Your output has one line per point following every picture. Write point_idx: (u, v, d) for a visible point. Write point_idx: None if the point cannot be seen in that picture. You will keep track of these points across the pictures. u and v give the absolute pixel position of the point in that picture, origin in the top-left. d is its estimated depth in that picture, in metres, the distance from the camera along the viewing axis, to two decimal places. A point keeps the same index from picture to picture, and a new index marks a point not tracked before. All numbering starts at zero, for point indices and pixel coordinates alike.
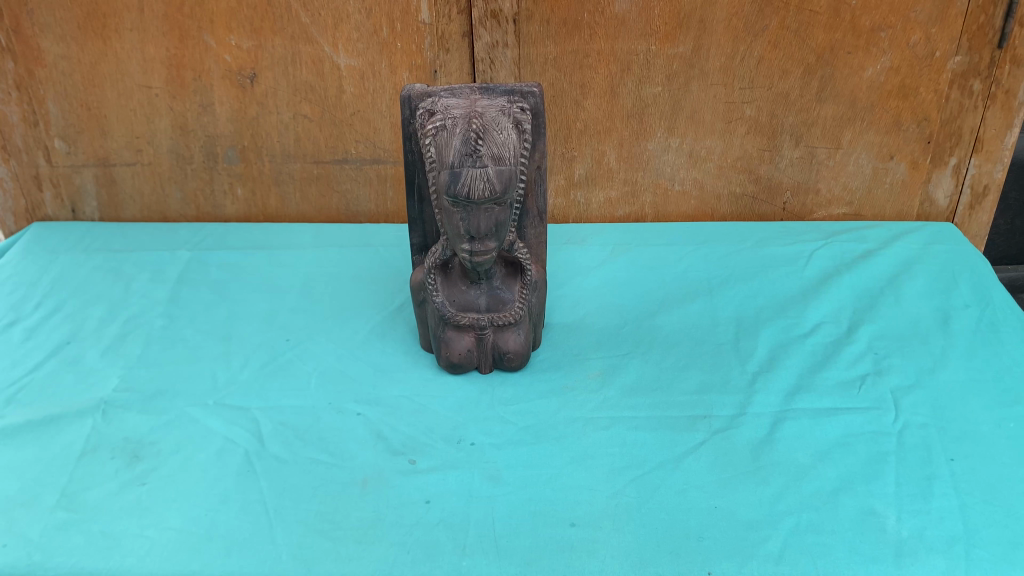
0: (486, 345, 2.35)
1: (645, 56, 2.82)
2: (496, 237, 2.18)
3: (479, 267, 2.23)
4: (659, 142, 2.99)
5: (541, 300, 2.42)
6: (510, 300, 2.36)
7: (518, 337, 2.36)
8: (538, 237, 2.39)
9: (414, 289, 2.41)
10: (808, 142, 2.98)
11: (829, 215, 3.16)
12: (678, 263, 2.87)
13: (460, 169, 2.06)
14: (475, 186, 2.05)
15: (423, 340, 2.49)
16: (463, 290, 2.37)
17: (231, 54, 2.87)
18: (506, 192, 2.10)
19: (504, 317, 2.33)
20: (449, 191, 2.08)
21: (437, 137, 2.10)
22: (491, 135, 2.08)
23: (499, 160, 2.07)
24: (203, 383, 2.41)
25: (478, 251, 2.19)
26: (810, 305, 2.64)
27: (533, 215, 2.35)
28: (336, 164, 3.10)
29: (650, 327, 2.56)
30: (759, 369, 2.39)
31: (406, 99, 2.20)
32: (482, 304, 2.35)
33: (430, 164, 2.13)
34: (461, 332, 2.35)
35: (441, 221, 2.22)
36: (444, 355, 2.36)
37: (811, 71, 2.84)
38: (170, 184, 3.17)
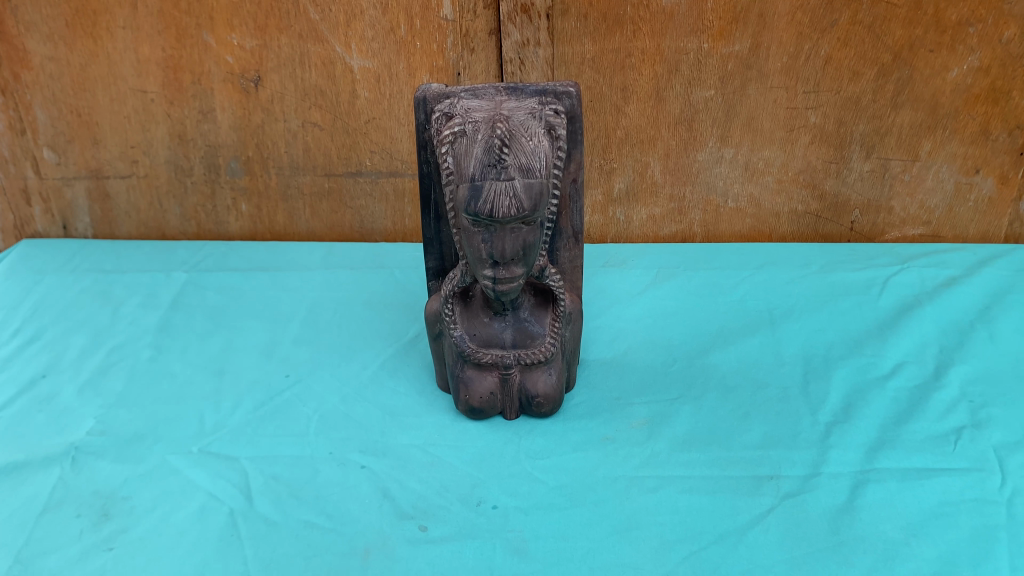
0: (512, 386, 2.02)
1: (695, 55, 2.48)
2: (524, 261, 1.86)
3: (504, 296, 1.90)
4: (711, 152, 2.65)
5: (576, 335, 2.09)
6: (541, 334, 2.03)
7: (549, 379, 2.02)
8: (573, 261, 2.06)
9: (429, 320, 2.08)
10: (881, 153, 2.62)
11: (902, 237, 2.78)
12: (732, 291, 2.51)
13: (481, 183, 1.74)
14: (500, 203, 1.73)
15: (439, 379, 2.16)
16: (485, 323, 2.04)
17: (234, 56, 2.59)
18: (535, 211, 1.78)
19: (533, 355, 2.00)
20: (469, 209, 1.76)
21: (455, 145, 1.78)
22: (519, 142, 1.75)
23: (528, 172, 1.75)
24: (187, 426, 2.10)
25: (502, 279, 1.87)
26: (889, 342, 2.27)
27: (568, 235, 2.02)
28: (348, 177, 2.80)
29: (702, 367, 2.21)
30: (832, 420, 2.03)
31: (421, 101, 1.88)
32: (508, 339, 2.02)
33: (447, 176, 1.81)
34: (483, 371, 2.02)
35: (460, 243, 1.90)
36: (463, 398, 2.04)
37: (886, 73, 2.48)
38: (168, 199, 2.89)
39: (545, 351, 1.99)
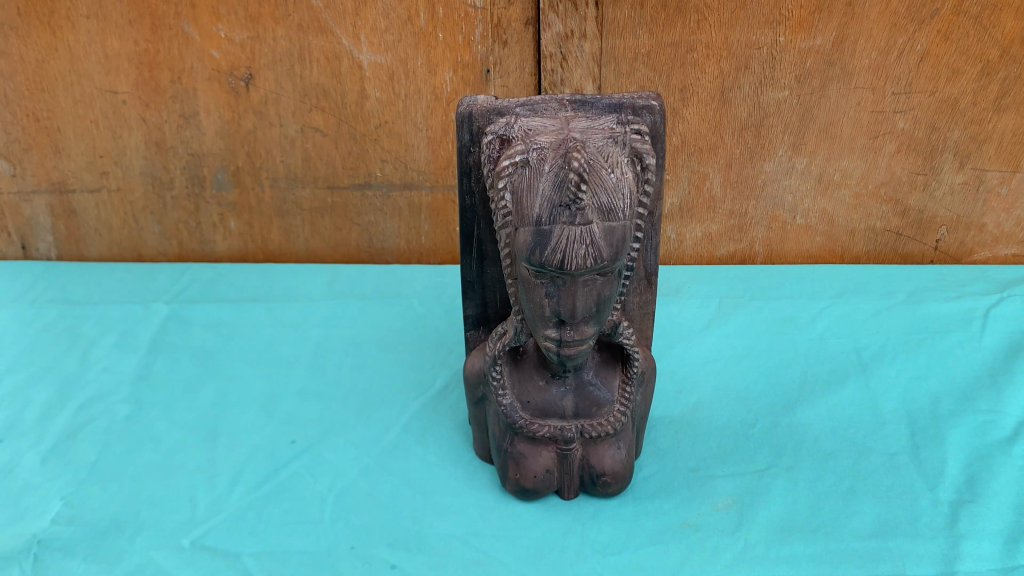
0: (573, 463, 1.66)
1: (769, 49, 2.11)
2: (596, 319, 1.49)
3: (569, 360, 1.54)
4: (780, 162, 2.28)
5: (646, 397, 1.73)
6: (607, 399, 1.67)
7: (618, 454, 1.67)
8: (645, 309, 1.70)
9: (468, 381, 1.72)
10: (977, 163, 2.27)
11: (993, 256, 2.45)
12: (810, 327, 2.17)
13: (550, 227, 1.37)
14: (575, 254, 1.36)
15: (479, 447, 1.80)
16: (540, 386, 1.67)
17: (221, 50, 2.18)
18: (615, 260, 1.41)
19: (600, 427, 1.64)
20: (533, 259, 1.39)
21: (515, 178, 1.41)
22: (598, 175, 1.38)
23: (609, 213, 1.38)
24: (176, 510, 1.71)
25: (569, 341, 1.50)
26: (1006, 393, 1.93)
27: (641, 279, 1.66)
28: (355, 190, 2.40)
29: (790, 428, 1.87)
30: (956, 499, 1.69)
31: (466, 119, 1.50)
32: (568, 407, 1.66)
33: (502, 215, 1.44)
34: (538, 445, 1.66)
35: (514, 294, 1.54)
36: (512, 478, 1.67)
37: (991, 71, 2.12)
38: (145, 216, 2.48)
39: (615, 422, 1.63)
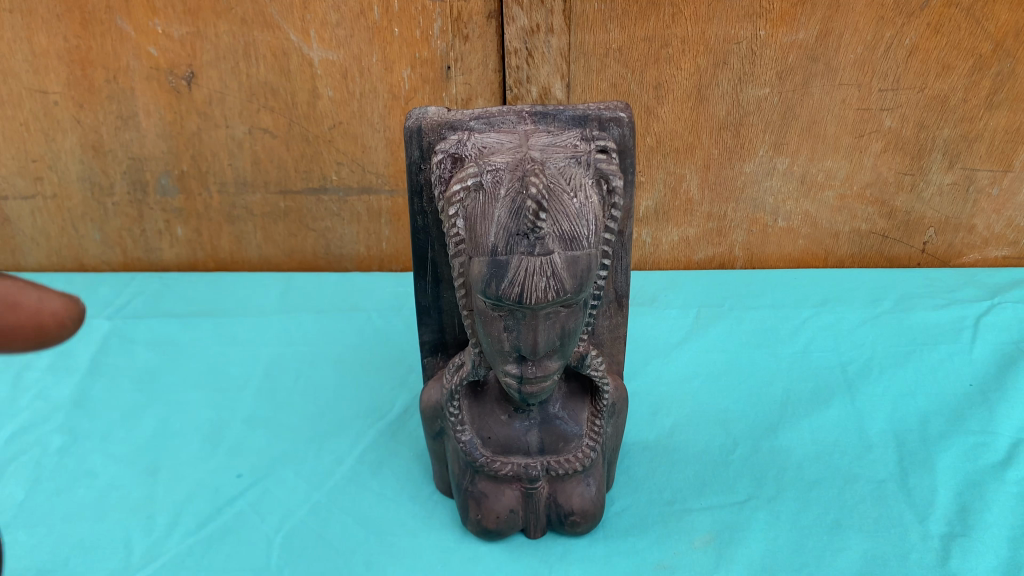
0: (539, 502, 1.54)
1: (749, 44, 1.97)
2: (561, 353, 1.36)
3: (532, 396, 1.41)
4: (761, 162, 2.15)
5: (618, 427, 1.61)
6: (575, 433, 1.55)
7: (587, 492, 1.55)
8: (615, 334, 1.57)
9: (425, 414, 1.58)
10: (967, 163, 2.15)
11: (982, 259, 2.35)
12: (792, 339, 2.06)
13: (507, 257, 1.22)
14: (534, 287, 1.22)
15: (439, 481, 1.67)
16: (502, 420, 1.55)
17: (159, 46, 2.01)
18: (579, 292, 1.27)
19: (567, 464, 1.52)
20: (489, 292, 1.24)
21: (467, 202, 1.27)
22: (559, 200, 1.24)
23: (572, 241, 1.24)
24: (110, 557, 1.56)
25: (531, 377, 1.37)
26: (998, 412, 1.82)
27: (610, 302, 1.53)
28: (310, 194, 2.24)
29: (772, 453, 1.76)
30: (947, 532, 1.56)
31: (415, 135, 1.36)
32: (533, 442, 1.54)
33: (454, 243, 1.29)
34: (501, 483, 1.53)
35: (471, 326, 1.40)
36: (473, 518, 1.55)
37: (983, 66, 1.99)
38: (85, 223, 2.32)
39: (584, 458, 1.51)
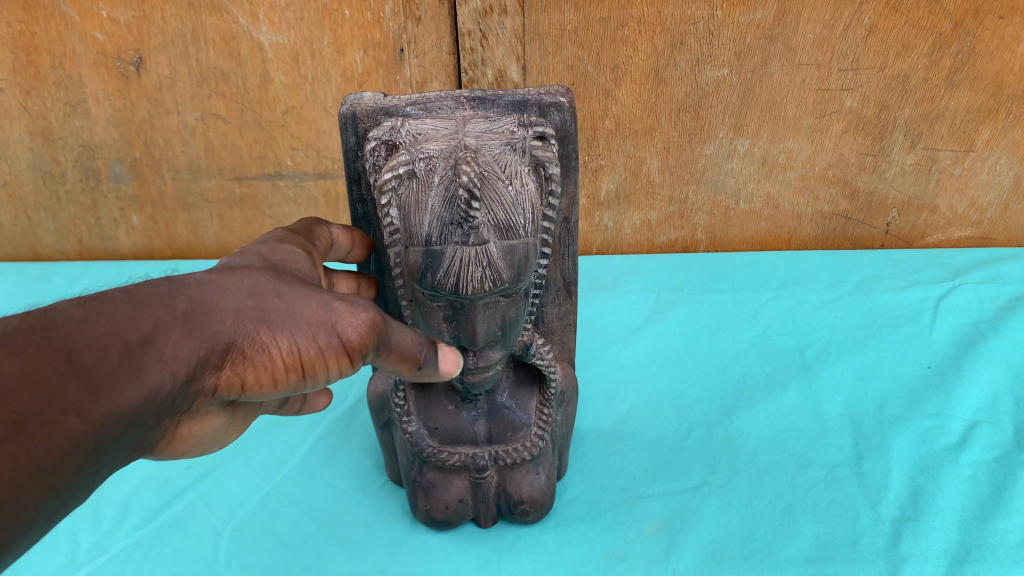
0: (488, 491, 1.52)
1: (706, 24, 1.94)
2: (503, 344, 1.34)
3: (475, 387, 1.39)
4: (721, 145, 2.13)
5: (568, 415, 1.60)
6: (524, 422, 1.53)
7: (537, 480, 1.53)
8: (565, 321, 1.55)
9: (373, 405, 1.57)
10: (929, 143, 2.14)
11: (946, 239, 2.35)
12: (752, 323, 2.05)
13: (441, 247, 1.20)
14: (470, 277, 1.19)
15: (392, 471, 1.67)
16: (449, 409, 1.53)
17: (105, 31, 1.97)
18: (518, 281, 1.25)
19: (516, 452, 1.50)
20: (426, 282, 1.22)
21: (401, 190, 1.24)
22: (493, 189, 1.21)
23: (507, 231, 1.21)
24: (56, 551, 1.53)
25: (474, 369, 1.34)
26: (953, 395, 1.81)
27: (558, 289, 1.51)
28: (265, 180, 2.20)
29: (727, 437, 1.75)
30: (898, 517, 1.55)
31: (349, 121, 1.32)
32: (481, 431, 1.52)
33: (389, 232, 1.26)
34: (449, 473, 1.52)
35: (411, 317, 1.37)
36: (423, 509, 1.52)
37: (943, 45, 1.97)
38: (38, 212, 2.29)
39: (533, 448, 1.50)
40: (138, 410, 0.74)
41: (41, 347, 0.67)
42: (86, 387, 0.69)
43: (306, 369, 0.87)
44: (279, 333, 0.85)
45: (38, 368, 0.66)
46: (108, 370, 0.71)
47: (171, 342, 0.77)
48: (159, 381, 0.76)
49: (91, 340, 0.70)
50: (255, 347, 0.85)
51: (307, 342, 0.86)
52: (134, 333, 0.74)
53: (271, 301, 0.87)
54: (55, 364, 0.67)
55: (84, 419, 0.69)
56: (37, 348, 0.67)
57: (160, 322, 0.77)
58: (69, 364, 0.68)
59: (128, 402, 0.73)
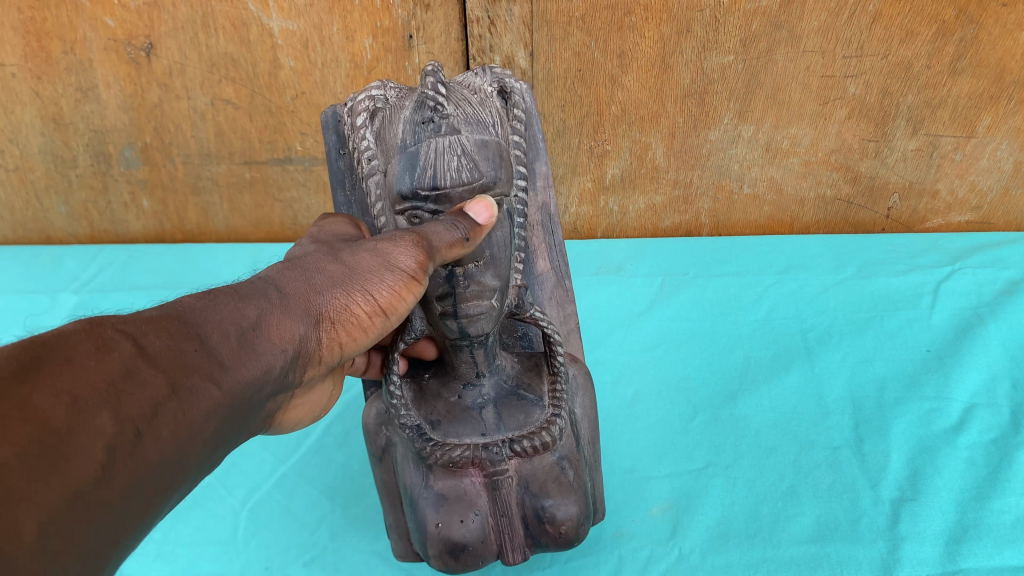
0: (509, 496, 1.24)
1: (713, 11, 1.95)
2: (493, 268, 1.13)
3: (473, 327, 1.15)
4: (726, 130, 2.16)
5: (587, 413, 1.33)
6: (535, 402, 1.28)
7: (564, 475, 1.24)
8: (567, 325, 1.39)
9: (369, 431, 1.30)
10: (931, 129, 2.16)
11: (946, 224, 2.39)
12: (755, 307, 2.08)
13: (416, 146, 1.05)
14: (446, 168, 1.03)
15: (393, 522, 1.33)
16: (453, 402, 1.28)
17: (115, 17, 1.98)
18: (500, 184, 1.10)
19: (534, 434, 1.21)
20: (403, 191, 1.05)
21: (373, 123, 1.14)
22: (457, 90, 1.11)
23: (478, 125, 1.09)
24: None
25: (467, 292, 1.11)
26: (952, 378, 1.85)
27: (552, 285, 1.36)
28: (274, 164, 2.21)
29: (731, 419, 1.79)
30: (898, 497, 1.60)
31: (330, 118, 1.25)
32: (489, 420, 1.25)
33: (366, 160, 1.14)
34: (460, 476, 1.22)
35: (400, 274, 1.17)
36: (433, 538, 1.18)
37: (947, 33, 1.98)
38: (49, 195, 2.32)
39: (552, 423, 1.23)
40: (262, 384, 0.82)
41: (174, 330, 0.75)
42: (214, 365, 0.76)
43: (387, 310, 0.96)
44: (353, 295, 0.94)
45: (177, 347, 0.74)
46: (231, 347, 0.79)
47: (277, 319, 0.86)
48: (279, 358, 0.84)
49: (214, 322, 0.79)
50: (343, 308, 0.93)
51: (378, 289, 0.95)
52: (246, 318, 0.82)
53: (343, 263, 0.96)
54: (191, 341, 0.75)
55: (218, 386, 0.75)
56: (173, 333, 0.75)
57: (262, 309, 0.85)
58: (200, 342, 0.76)
59: (256, 375, 0.81)
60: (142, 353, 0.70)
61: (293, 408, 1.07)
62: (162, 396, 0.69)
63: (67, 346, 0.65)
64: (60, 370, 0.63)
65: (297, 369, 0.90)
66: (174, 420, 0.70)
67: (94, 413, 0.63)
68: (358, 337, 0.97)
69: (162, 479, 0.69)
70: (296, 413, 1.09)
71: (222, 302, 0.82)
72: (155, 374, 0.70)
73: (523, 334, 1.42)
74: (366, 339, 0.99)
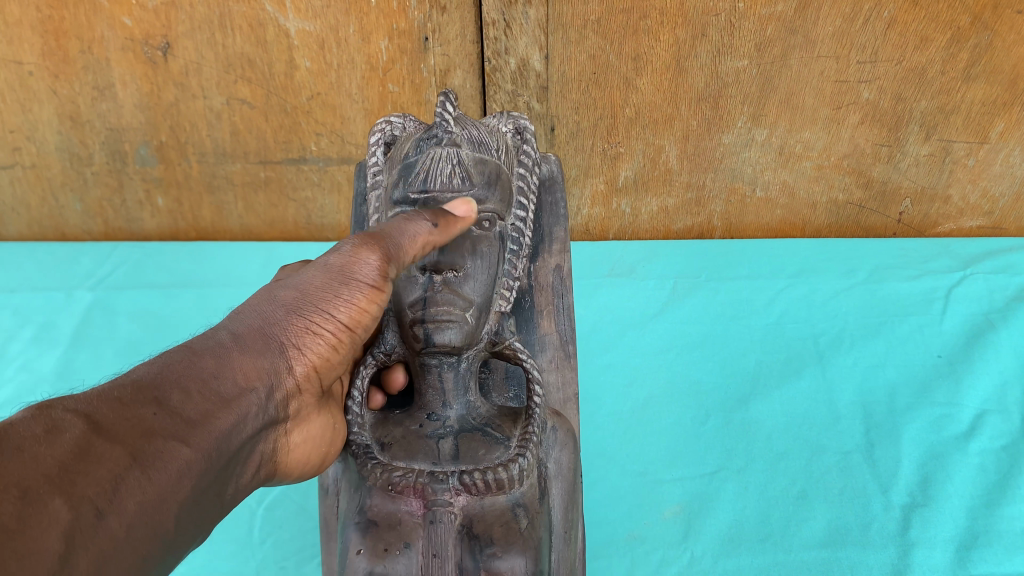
0: (449, 537, 1.04)
1: (728, 16, 1.96)
2: (473, 280, 1.14)
3: (440, 336, 1.10)
4: (739, 134, 2.16)
5: (561, 468, 1.17)
6: (500, 441, 1.12)
7: (516, 522, 1.05)
8: (565, 392, 1.32)
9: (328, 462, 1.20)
10: (944, 134, 2.17)
11: (957, 229, 2.40)
12: (767, 311, 2.09)
13: (415, 156, 1.14)
14: (436, 174, 1.10)
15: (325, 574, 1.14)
16: (413, 432, 1.15)
17: (133, 17, 1.99)
18: (490, 204, 1.14)
19: (491, 468, 1.06)
20: (397, 195, 1.13)
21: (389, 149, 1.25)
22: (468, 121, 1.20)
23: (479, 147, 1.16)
24: None
25: (438, 297, 1.10)
26: (963, 385, 1.86)
27: (554, 349, 1.33)
28: (289, 164, 2.23)
29: (743, 422, 1.80)
30: (909, 503, 1.61)
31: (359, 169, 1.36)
32: (445, 450, 1.11)
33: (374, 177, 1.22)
34: (401, 506, 1.06)
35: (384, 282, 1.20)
36: (353, 567, 1.01)
37: (962, 39, 1.99)
38: (65, 192, 2.33)
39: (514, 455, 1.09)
40: (231, 433, 0.85)
41: (129, 398, 0.77)
42: (179, 424, 0.79)
43: (350, 326, 1.01)
44: (316, 316, 0.99)
45: (134, 414, 0.76)
46: (192, 404, 0.82)
47: (241, 362, 0.90)
48: (248, 399, 0.88)
49: (172, 381, 0.81)
50: (307, 331, 0.97)
51: (342, 304, 1.00)
52: (204, 369, 0.85)
53: (296, 288, 0.99)
54: (151, 405, 0.78)
55: (185, 445, 0.78)
56: (129, 402, 0.77)
57: (221, 357, 0.88)
58: (159, 405, 0.78)
59: (222, 424, 0.84)
60: (96, 428, 0.72)
61: (295, 447, 1.02)
62: (124, 466, 0.72)
63: (18, 432, 0.67)
64: (13, 459, 0.65)
65: (278, 405, 0.94)
66: (140, 488, 0.73)
67: (48, 500, 0.64)
68: (333, 358, 1.01)
69: (134, 546, 0.72)
70: (299, 452, 1.03)
71: (175, 363, 0.84)
72: (112, 447, 0.72)
73: (516, 393, 1.33)
74: (339, 361, 1.03)
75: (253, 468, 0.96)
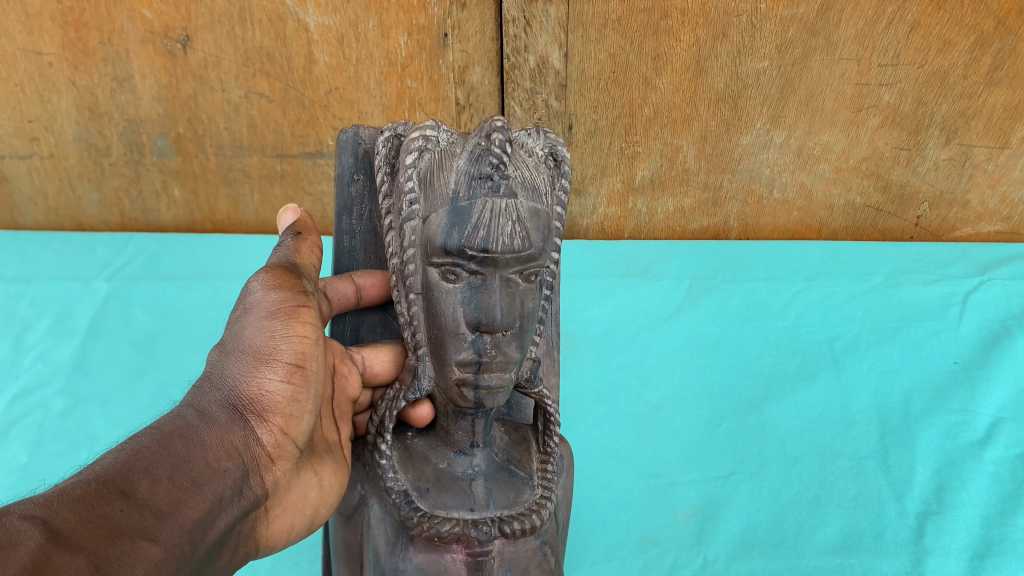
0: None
1: (749, 17, 1.95)
2: (520, 340, 1.04)
3: (491, 399, 1.06)
4: (758, 135, 2.15)
5: (566, 492, 1.21)
6: (526, 480, 1.13)
7: (547, 562, 1.09)
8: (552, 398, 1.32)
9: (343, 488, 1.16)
10: (964, 138, 2.16)
11: (975, 233, 2.39)
12: (783, 313, 2.09)
13: (468, 201, 0.98)
14: (500, 233, 0.96)
15: None
16: (440, 468, 1.12)
17: (153, 9, 1.99)
18: (544, 255, 1.03)
19: (526, 515, 1.07)
20: (449, 246, 0.98)
21: (420, 164, 1.06)
22: (518, 152, 1.04)
23: (533, 192, 1.02)
24: None
25: (492, 363, 1.03)
26: (979, 392, 1.85)
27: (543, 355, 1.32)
28: (306, 158, 2.23)
29: (758, 425, 1.80)
30: (923, 510, 1.60)
31: (351, 141, 1.28)
32: (479, 494, 1.09)
33: (407, 203, 1.04)
34: (440, 551, 1.05)
35: (409, 320, 1.07)
36: None
37: (985, 43, 1.98)
38: (82, 183, 2.34)
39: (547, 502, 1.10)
40: (204, 523, 0.84)
41: (93, 496, 0.75)
42: (148, 515, 0.78)
43: (299, 358, 1.02)
44: (264, 370, 0.99)
45: (98, 515, 0.73)
46: (159, 497, 0.81)
47: (211, 440, 0.92)
48: (221, 480, 0.89)
49: (137, 474, 0.80)
50: (259, 392, 0.99)
51: (281, 343, 1.01)
52: (172, 457, 0.85)
53: (235, 353, 1.00)
54: (114, 503, 0.76)
55: (156, 540, 0.76)
56: (93, 500, 0.75)
57: (186, 441, 0.89)
58: (126, 499, 0.77)
59: (193, 513, 0.83)
60: (55, 535, 0.69)
61: (274, 518, 1.00)
62: (88, 574, 0.68)
63: None
64: None
65: (254, 483, 0.95)
66: None
67: None
68: (298, 410, 1.01)
69: None
70: (281, 522, 1.01)
71: (144, 451, 0.84)
72: (74, 553, 0.69)
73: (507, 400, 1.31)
74: (311, 404, 1.03)
75: (238, 549, 0.95)
